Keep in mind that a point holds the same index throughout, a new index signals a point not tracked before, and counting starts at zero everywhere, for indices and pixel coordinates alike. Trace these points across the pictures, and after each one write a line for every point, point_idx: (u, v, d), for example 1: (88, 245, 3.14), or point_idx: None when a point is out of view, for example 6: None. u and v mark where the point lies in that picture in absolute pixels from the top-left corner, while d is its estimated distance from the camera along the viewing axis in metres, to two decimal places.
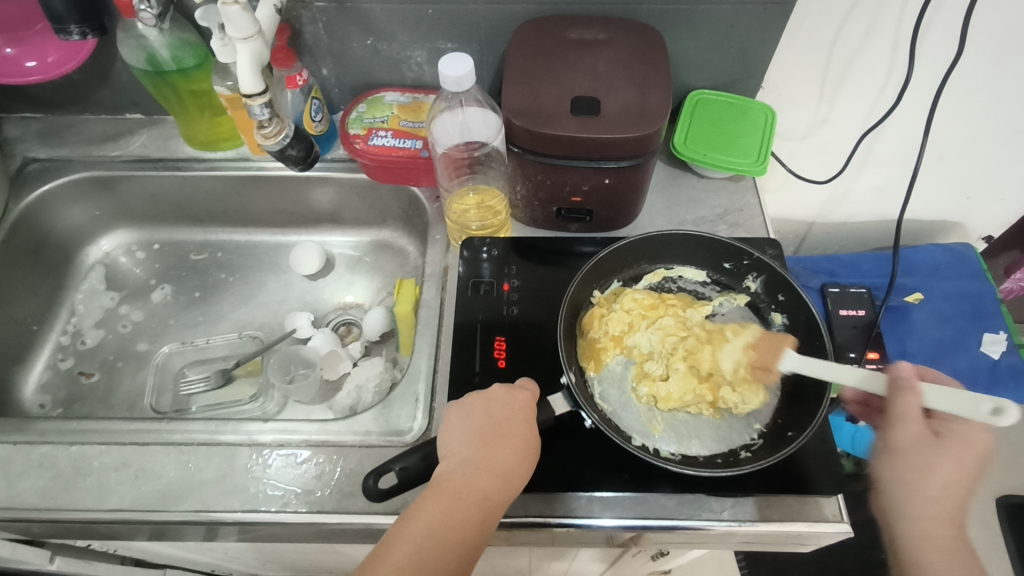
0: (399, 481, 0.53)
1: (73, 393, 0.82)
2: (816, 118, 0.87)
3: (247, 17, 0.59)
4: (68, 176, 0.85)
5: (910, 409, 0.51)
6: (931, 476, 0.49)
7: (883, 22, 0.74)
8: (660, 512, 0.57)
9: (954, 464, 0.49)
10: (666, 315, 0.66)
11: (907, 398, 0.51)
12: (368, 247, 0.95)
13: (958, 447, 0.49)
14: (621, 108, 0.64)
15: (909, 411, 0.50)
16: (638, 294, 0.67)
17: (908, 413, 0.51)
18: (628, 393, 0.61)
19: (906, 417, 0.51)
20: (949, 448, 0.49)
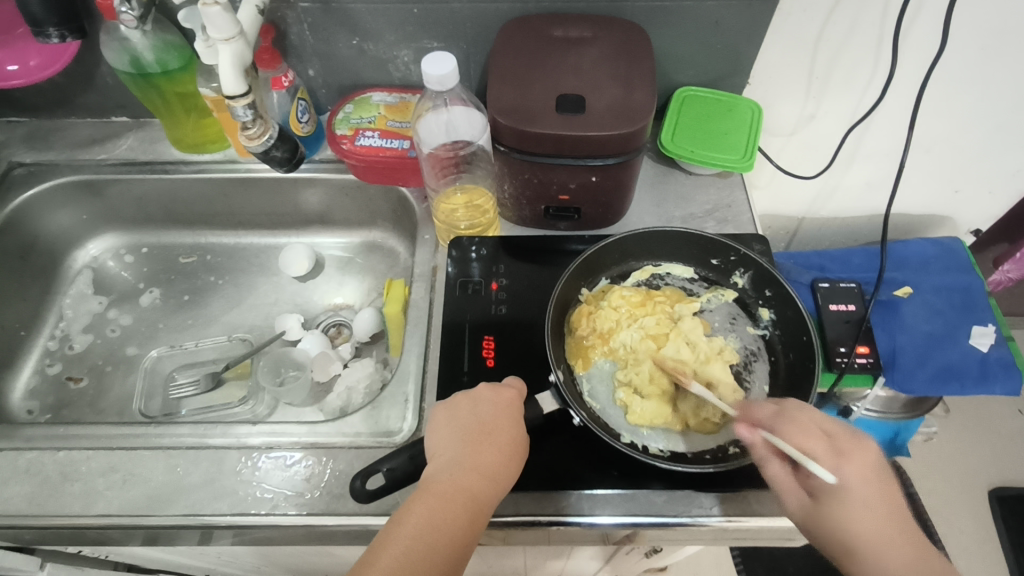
0: (387, 482, 0.52)
1: (62, 399, 0.81)
2: (803, 114, 0.87)
3: (228, 18, 0.59)
4: (54, 180, 0.85)
5: (781, 475, 0.52)
6: (848, 535, 0.48)
7: (867, 17, 0.74)
8: (650, 508, 0.56)
9: (857, 511, 0.49)
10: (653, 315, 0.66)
11: (771, 467, 0.52)
12: (358, 248, 0.95)
13: (844, 493, 0.50)
14: (606, 105, 0.64)
15: (783, 480, 0.52)
16: (626, 291, 0.67)
17: (780, 478, 0.52)
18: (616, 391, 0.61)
19: (784, 488, 0.52)
20: (841, 497, 0.50)
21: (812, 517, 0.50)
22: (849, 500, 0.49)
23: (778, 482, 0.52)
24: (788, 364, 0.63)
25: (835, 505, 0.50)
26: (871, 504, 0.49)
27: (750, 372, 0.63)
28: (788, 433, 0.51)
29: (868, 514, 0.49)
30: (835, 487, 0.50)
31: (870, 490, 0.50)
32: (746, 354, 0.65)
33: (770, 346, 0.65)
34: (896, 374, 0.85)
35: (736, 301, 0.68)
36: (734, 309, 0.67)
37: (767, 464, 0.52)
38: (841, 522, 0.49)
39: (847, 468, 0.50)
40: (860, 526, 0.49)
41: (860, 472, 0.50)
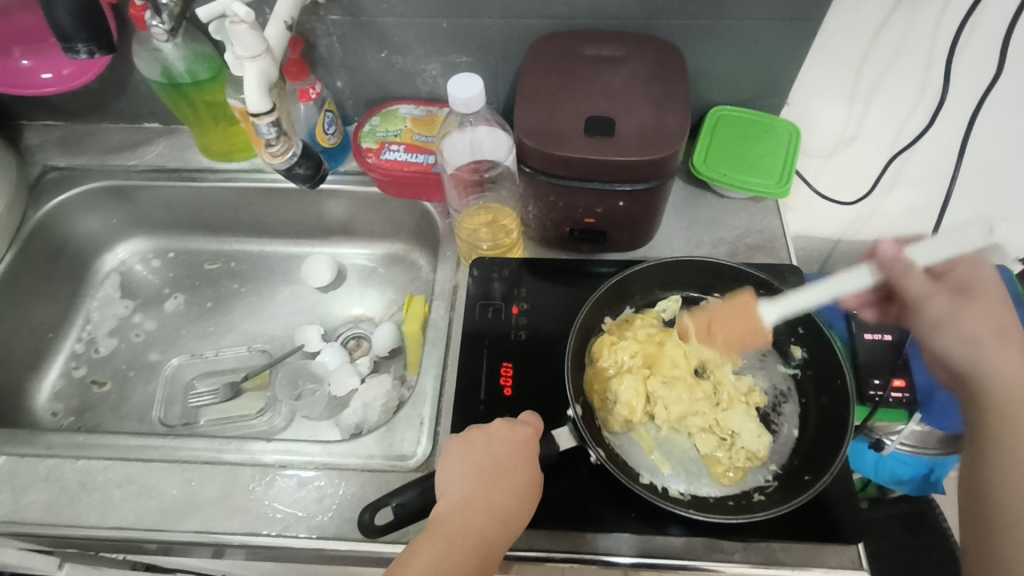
0: (396, 517, 0.51)
1: (85, 402, 0.82)
2: (843, 135, 0.83)
3: (255, 36, 0.59)
4: (85, 185, 0.86)
5: (918, 285, 0.57)
6: (995, 383, 0.53)
7: (915, 37, 0.70)
8: (667, 550, 0.55)
9: (967, 321, 0.55)
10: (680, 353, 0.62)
11: (916, 283, 0.57)
12: (381, 259, 0.94)
13: (973, 302, 0.55)
14: (637, 129, 0.61)
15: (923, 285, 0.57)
16: (653, 326, 0.64)
17: (927, 294, 0.57)
18: (637, 431, 0.59)
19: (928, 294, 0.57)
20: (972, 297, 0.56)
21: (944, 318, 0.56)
22: (956, 321, 0.55)
23: (932, 308, 0.56)
24: (819, 408, 0.60)
25: (966, 300, 0.56)
26: (999, 332, 0.54)
27: (778, 414, 0.61)
28: (898, 276, 0.58)
29: (972, 336, 0.54)
30: (949, 303, 0.56)
31: (986, 313, 0.55)
32: (775, 394, 0.62)
33: (800, 388, 0.62)
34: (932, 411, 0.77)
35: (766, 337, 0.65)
36: (762, 344, 0.65)
37: (924, 295, 0.57)
38: (933, 333, 0.56)
39: (966, 280, 0.57)
40: (995, 350, 0.54)
41: (988, 306, 0.55)
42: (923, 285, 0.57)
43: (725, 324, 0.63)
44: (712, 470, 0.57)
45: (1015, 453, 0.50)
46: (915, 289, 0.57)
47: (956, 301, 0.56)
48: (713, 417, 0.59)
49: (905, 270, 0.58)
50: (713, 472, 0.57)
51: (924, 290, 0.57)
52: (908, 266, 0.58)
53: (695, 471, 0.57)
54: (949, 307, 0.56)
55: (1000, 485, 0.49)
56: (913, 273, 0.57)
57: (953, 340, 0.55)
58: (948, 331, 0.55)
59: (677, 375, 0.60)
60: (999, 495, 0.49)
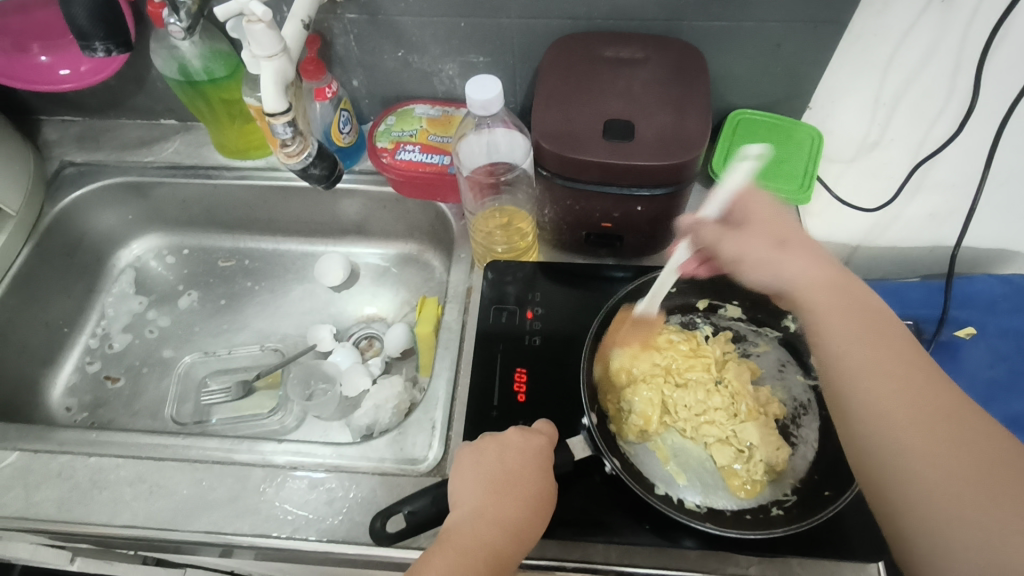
0: (407, 525, 0.50)
1: (99, 398, 0.83)
2: (866, 140, 0.80)
3: (272, 35, 0.58)
4: (102, 181, 0.86)
5: (706, 232, 0.53)
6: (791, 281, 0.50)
7: (945, 41, 0.69)
8: (681, 562, 0.54)
9: (755, 249, 0.51)
10: (700, 366, 0.62)
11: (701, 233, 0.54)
12: (394, 259, 0.93)
13: (746, 234, 0.52)
14: (656, 133, 0.60)
15: (747, 245, 0.51)
16: (675, 337, 0.64)
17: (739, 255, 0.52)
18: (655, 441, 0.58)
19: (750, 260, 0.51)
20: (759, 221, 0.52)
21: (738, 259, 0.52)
22: (761, 249, 0.51)
23: (726, 251, 0.53)
24: (841, 421, 0.57)
25: (737, 231, 0.52)
26: (795, 246, 0.51)
27: (798, 427, 0.59)
28: (730, 212, 0.54)
29: (783, 258, 0.50)
30: (737, 233, 0.52)
31: (778, 224, 0.52)
32: (795, 406, 0.61)
33: (822, 399, 0.60)
34: None
35: (785, 346, 0.64)
36: (781, 352, 0.64)
37: (713, 242, 0.53)
38: (738, 268, 0.53)
39: (738, 212, 0.53)
40: (790, 266, 0.50)
41: (763, 215, 0.52)
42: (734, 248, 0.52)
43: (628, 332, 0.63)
44: (728, 482, 0.56)
45: (851, 361, 0.46)
46: (709, 239, 0.54)
47: (750, 219, 0.52)
48: (731, 429, 0.58)
49: (700, 229, 0.54)
50: (730, 485, 0.56)
51: (716, 235, 0.53)
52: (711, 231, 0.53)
53: (711, 483, 0.56)
54: (735, 237, 0.52)
55: (854, 391, 0.45)
56: (704, 224, 0.53)
57: (754, 265, 0.51)
58: (751, 265, 0.52)
59: (691, 396, 0.60)
60: (858, 408, 0.44)
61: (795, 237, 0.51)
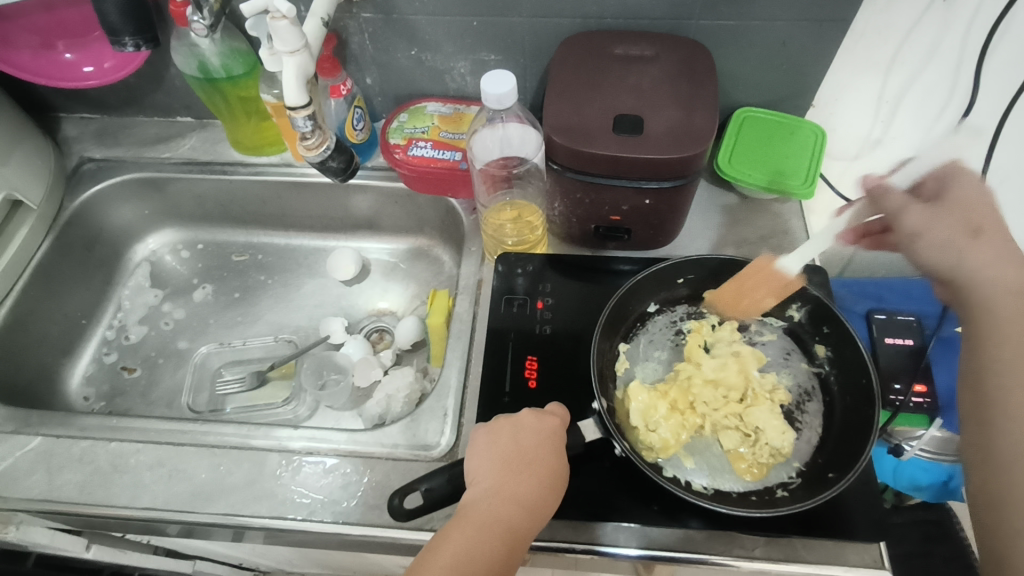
0: (424, 502, 0.52)
1: (116, 387, 0.85)
2: (869, 139, 0.82)
3: (295, 32, 0.60)
4: (120, 176, 0.88)
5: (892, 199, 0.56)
6: (949, 257, 0.53)
7: (946, 41, 0.71)
8: (689, 544, 0.55)
9: (941, 231, 0.53)
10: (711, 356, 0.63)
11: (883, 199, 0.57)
12: (405, 254, 0.95)
13: (941, 213, 0.54)
14: (666, 127, 0.62)
15: (938, 232, 0.54)
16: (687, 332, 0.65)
17: (922, 228, 0.54)
18: None
19: (932, 233, 0.54)
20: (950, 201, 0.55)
21: (915, 229, 0.55)
22: (947, 221, 0.54)
23: (907, 222, 0.55)
24: (843, 406, 0.60)
25: (933, 208, 0.54)
26: (975, 225, 0.53)
27: (802, 412, 0.61)
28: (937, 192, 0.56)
29: (955, 231, 0.53)
30: (936, 208, 0.54)
31: (977, 209, 0.53)
32: (799, 393, 0.63)
33: (825, 385, 0.62)
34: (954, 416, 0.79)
35: (789, 335, 0.66)
36: (786, 341, 0.66)
37: (899, 209, 0.56)
38: (914, 241, 0.55)
39: (943, 191, 0.56)
40: (956, 244, 0.53)
41: (962, 196, 0.54)
42: (916, 220, 0.54)
43: (756, 279, 0.62)
44: (736, 467, 0.57)
45: (1005, 353, 0.49)
46: (891, 207, 0.56)
47: (947, 200, 0.54)
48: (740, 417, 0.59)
49: (898, 195, 0.56)
50: (738, 470, 0.57)
51: (901, 204, 0.56)
52: (884, 194, 0.57)
53: (720, 467, 0.58)
54: (931, 211, 0.54)
55: (1000, 386, 0.49)
56: (893, 192, 0.56)
57: (915, 233, 0.55)
58: (927, 243, 0.54)
59: (704, 386, 0.61)
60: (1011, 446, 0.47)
61: (980, 226, 0.53)
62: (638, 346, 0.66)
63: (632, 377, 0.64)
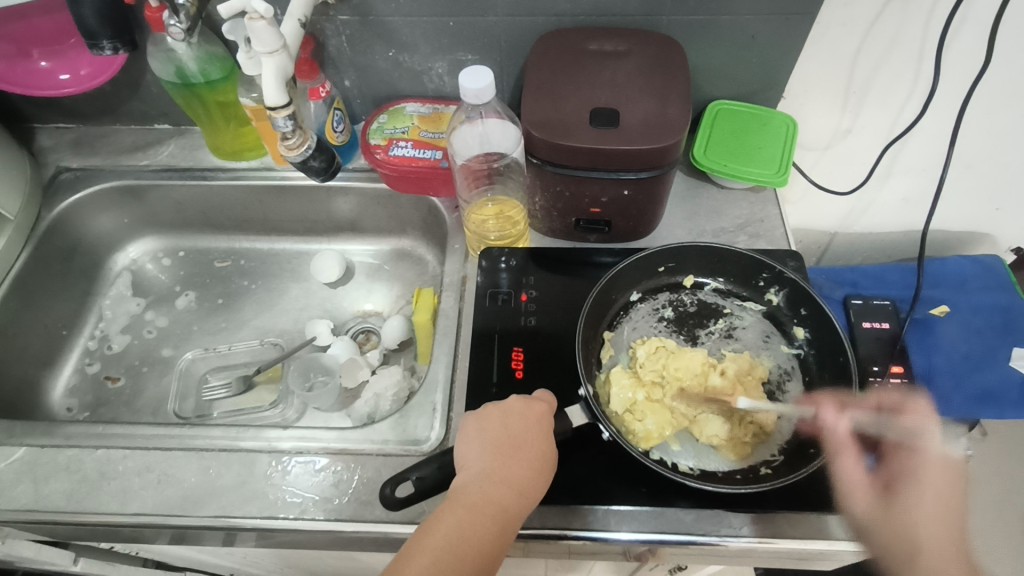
0: (415, 491, 0.53)
1: (100, 397, 0.84)
2: (839, 129, 0.85)
3: (272, 32, 0.61)
4: (98, 185, 0.88)
5: (858, 476, 0.54)
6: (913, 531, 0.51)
7: (907, 31, 0.73)
8: (678, 525, 0.56)
9: (859, 485, 0.53)
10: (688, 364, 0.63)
11: (844, 462, 0.54)
12: (388, 255, 0.96)
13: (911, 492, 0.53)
14: (641, 119, 0.64)
15: (855, 475, 0.54)
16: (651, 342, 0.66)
17: (858, 485, 0.53)
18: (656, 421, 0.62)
19: (856, 487, 0.53)
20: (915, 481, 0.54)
21: (884, 516, 0.52)
22: (919, 514, 0.52)
23: (850, 478, 0.54)
24: (822, 385, 0.62)
25: (903, 501, 0.53)
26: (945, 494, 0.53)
27: (783, 392, 0.63)
28: (870, 453, 0.55)
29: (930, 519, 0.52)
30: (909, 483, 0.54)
31: (944, 474, 0.53)
32: (780, 372, 0.65)
33: (804, 365, 0.65)
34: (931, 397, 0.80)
35: (768, 319, 0.68)
36: (764, 325, 0.68)
37: (839, 450, 0.55)
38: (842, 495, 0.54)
39: (908, 435, 0.56)
40: (932, 534, 0.51)
41: (935, 460, 0.54)
42: (858, 476, 0.53)
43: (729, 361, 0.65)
44: (725, 450, 0.59)
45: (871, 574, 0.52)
46: (834, 446, 0.55)
47: (922, 467, 0.54)
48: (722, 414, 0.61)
49: (832, 438, 0.56)
50: (727, 451, 0.59)
51: (842, 447, 0.55)
52: (837, 439, 0.56)
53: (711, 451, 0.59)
54: (898, 498, 0.53)
55: None
56: (837, 430, 0.56)
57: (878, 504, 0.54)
58: (863, 510, 0.53)
59: (685, 380, 0.63)
60: None
61: (959, 506, 0.53)
62: (622, 335, 0.68)
63: (617, 364, 0.65)
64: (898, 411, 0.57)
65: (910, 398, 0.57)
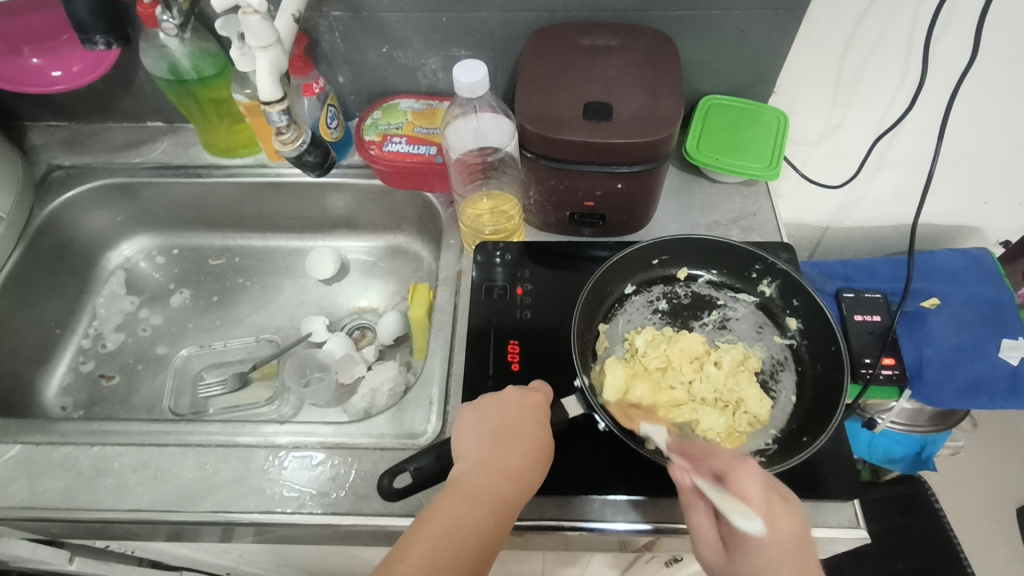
0: (414, 482, 0.54)
1: (94, 396, 0.83)
2: (829, 123, 0.86)
3: (267, 26, 0.61)
4: (90, 183, 0.87)
5: (709, 529, 0.51)
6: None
7: (895, 26, 0.73)
8: (674, 515, 0.57)
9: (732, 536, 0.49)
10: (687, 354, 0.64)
11: (693, 514, 0.51)
12: (383, 251, 0.96)
13: (751, 548, 0.47)
14: (633, 113, 0.64)
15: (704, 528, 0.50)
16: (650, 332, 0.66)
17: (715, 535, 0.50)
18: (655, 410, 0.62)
19: (704, 535, 0.51)
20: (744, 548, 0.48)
21: (727, 572, 0.49)
22: (758, 559, 0.47)
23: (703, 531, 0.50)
24: (815, 374, 0.63)
25: (742, 554, 0.48)
26: (799, 570, 0.46)
27: (776, 382, 0.64)
28: (733, 482, 0.49)
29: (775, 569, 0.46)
30: (748, 540, 0.48)
31: (795, 551, 0.46)
32: (773, 363, 0.65)
33: (797, 355, 0.65)
34: (922, 387, 0.81)
35: (762, 310, 0.68)
36: (758, 315, 0.68)
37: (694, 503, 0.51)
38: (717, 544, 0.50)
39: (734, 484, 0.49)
40: None
41: (782, 529, 0.46)
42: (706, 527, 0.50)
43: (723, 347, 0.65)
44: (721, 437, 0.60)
45: None
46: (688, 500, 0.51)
47: (766, 511, 0.47)
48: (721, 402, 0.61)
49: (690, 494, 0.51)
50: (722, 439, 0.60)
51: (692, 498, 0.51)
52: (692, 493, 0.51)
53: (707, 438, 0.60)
54: (738, 550, 0.48)
55: None
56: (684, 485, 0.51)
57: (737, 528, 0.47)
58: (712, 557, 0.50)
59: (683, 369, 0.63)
60: None
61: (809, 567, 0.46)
62: (617, 327, 0.68)
63: (613, 356, 0.66)
64: (729, 473, 0.50)
65: (739, 458, 0.50)
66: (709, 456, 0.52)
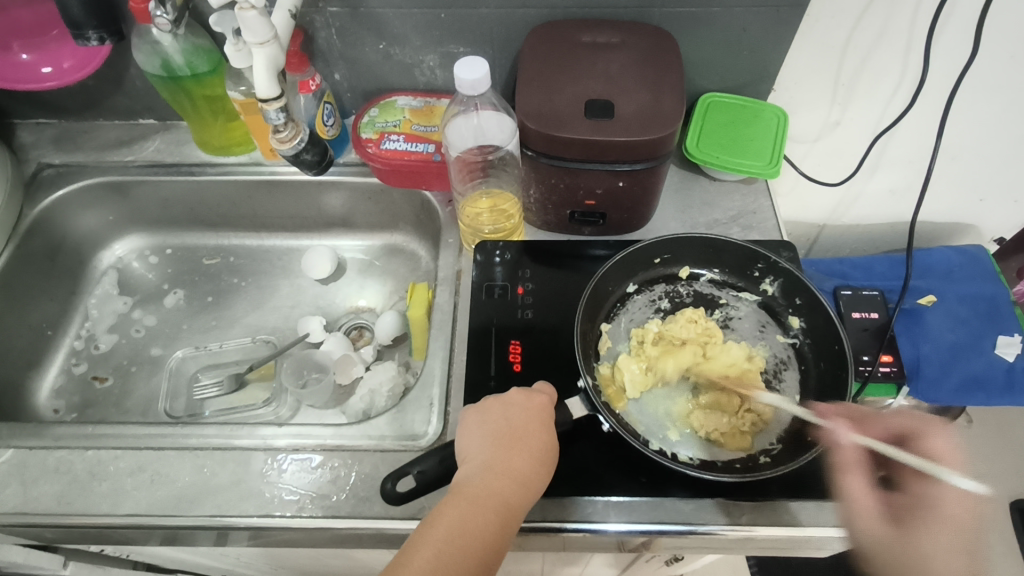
0: (417, 484, 0.53)
1: (87, 398, 0.82)
2: (828, 121, 0.86)
3: (264, 22, 0.60)
4: (82, 181, 0.86)
5: (864, 496, 0.48)
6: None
7: (895, 24, 0.73)
8: (677, 516, 0.56)
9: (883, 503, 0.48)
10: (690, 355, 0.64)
11: (851, 480, 0.49)
12: (379, 251, 0.95)
13: (934, 515, 0.47)
14: (635, 110, 0.64)
15: (863, 495, 0.48)
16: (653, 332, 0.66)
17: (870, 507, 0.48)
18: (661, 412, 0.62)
19: (859, 504, 0.48)
20: (933, 519, 0.46)
21: (900, 543, 0.46)
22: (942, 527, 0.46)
23: (864, 499, 0.48)
24: (819, 374, 0.63)
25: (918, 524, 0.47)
26: (967, 541, 0.45)
27: (779, 381, 0.64)
28: (924, 441, 0.49)
29: (953, 545, 0.45)
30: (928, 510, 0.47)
31: (971, 526, 0.45)
32: (775, 363, 0.65)
33: (800, 354, 0.65)
34: (920, 384, 0.81)
35: (765, 309, 0.68)
36: (760, 315, 0.68)
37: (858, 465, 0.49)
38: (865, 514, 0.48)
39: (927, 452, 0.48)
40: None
41: (957, 501, 0.46)
42: (863, 493, 0.48)
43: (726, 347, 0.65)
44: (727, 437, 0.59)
45: None
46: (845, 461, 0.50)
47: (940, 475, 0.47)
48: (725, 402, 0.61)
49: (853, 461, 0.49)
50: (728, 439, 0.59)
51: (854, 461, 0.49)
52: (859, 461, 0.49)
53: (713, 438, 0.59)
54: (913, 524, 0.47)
55: None
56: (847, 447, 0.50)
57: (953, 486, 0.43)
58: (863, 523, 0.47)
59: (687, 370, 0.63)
60: None
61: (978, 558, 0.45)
62: (620, 326, 0.68)
63: (616, 355, 0.66)
64: (917, 436, 0.49)
65: (931, 418, 0.50)
66: (880, 424, 0.51)
